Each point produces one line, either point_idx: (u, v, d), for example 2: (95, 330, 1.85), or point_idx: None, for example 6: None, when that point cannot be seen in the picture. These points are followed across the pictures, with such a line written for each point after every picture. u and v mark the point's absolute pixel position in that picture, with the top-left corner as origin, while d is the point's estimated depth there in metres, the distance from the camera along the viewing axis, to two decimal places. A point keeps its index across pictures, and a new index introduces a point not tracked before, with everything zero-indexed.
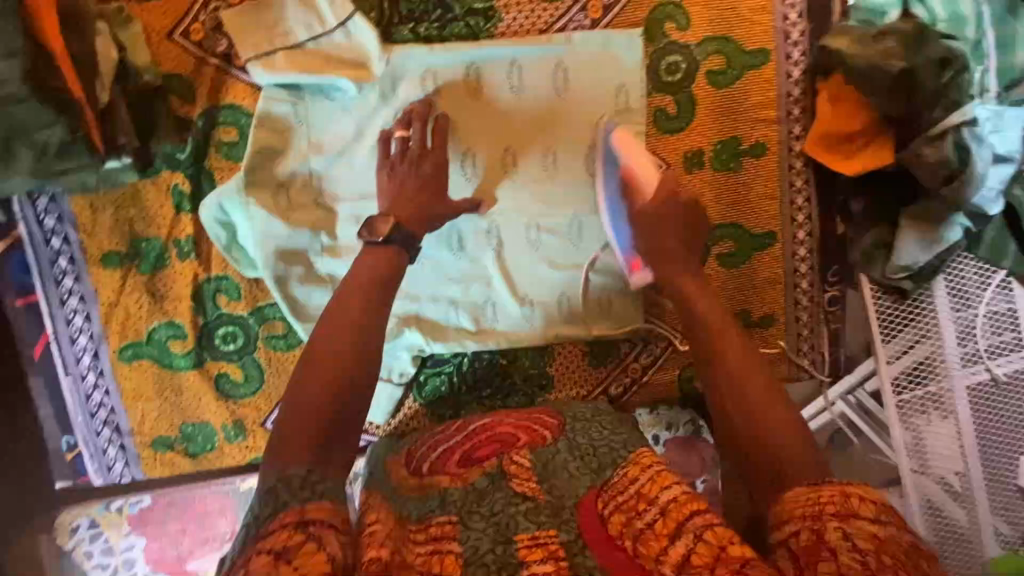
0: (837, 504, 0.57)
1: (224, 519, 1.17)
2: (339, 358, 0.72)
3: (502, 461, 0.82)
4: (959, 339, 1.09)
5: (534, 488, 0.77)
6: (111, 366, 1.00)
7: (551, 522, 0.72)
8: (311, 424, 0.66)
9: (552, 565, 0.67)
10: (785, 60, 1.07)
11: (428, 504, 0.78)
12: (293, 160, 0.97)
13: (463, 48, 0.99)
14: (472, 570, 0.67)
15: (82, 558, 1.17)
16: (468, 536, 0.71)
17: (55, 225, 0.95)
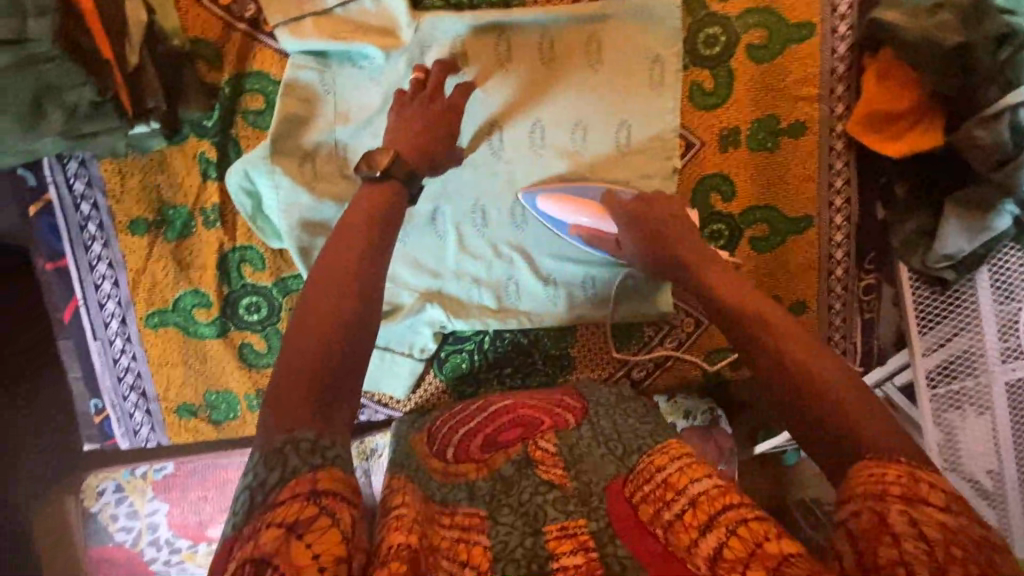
0: (903, 486, 0.55)
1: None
2: (332, 300, 0.67)
3: (527, 446, 0.82)
4: (1001, 333, 1.04)
5: (560, 475, 0.77)
6: (138, 332, 1.01)
7: (579, 511, 0.72)
8: (306, 381, 0.62)
9: (582, 557, 0.66)
10: (830, 35, 1.02)
11: (455, 493, 0.79)
12: (319, 129, 0.96)
13: (493, 15, 0.96)
14: (501, 565, 0.67)
15: (108, 521, 1.22)
16: (497, 530, 0.71)
17: (84, 190, 0.95)
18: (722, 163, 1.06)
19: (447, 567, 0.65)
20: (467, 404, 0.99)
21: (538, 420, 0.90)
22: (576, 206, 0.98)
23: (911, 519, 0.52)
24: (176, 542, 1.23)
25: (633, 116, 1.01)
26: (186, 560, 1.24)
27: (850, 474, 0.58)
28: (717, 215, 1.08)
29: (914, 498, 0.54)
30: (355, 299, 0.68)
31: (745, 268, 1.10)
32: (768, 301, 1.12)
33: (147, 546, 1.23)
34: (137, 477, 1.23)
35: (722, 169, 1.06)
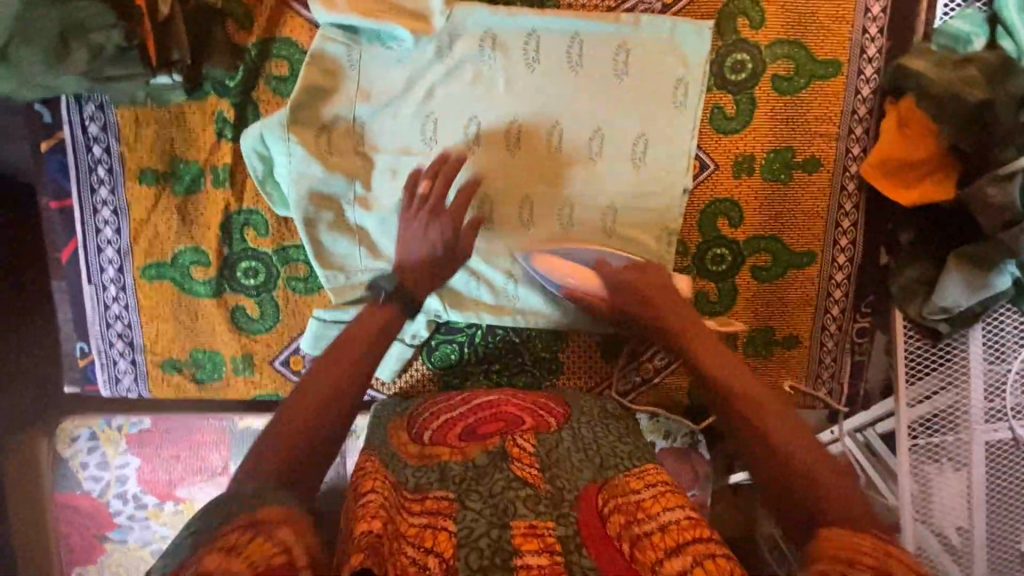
0: (874, 556, 0.54)
1: (218, 452, 1.20)
2: (337, 391, 0.76)
3: (504, 441, 0.83)
4: (987, 393, 1.05)
5: (535, 476, 0.78)
6: (133, 282, 1.01)
7: (549, 513, 0.72)
8: (287, 443, 0.69)
9: (545, 558, 0.67)
10: (856, 76, 1.02)
11: (426, 475, 0.80)
12: (339, 104, 0.96)
13: (527, 14, 0.96)
14: (464, 551, 0.67)
15: (78, 468, 1.21)
16: (464, 516, 0.72)
17: (98, 134, 0.95)
18: (733, 189, 1.06)
19: (412, 556, 0.67)
20: (451, 395, 1.00)
21: (520, 419, 0.90)
22: (564, 263, 1.01)
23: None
24: (143, 498, 1.23)
25: (651, 132, 1.02)
26: (150, 517, 1.24)
27: (892, 570, 0.53)
28: (722, 239, 1.08)
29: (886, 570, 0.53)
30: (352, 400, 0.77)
31: (743, 295, 1.11)
32: (762, 331, 1.13)
33: (114, 498, 1.24)
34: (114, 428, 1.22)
35: (732, 195, 1.06)
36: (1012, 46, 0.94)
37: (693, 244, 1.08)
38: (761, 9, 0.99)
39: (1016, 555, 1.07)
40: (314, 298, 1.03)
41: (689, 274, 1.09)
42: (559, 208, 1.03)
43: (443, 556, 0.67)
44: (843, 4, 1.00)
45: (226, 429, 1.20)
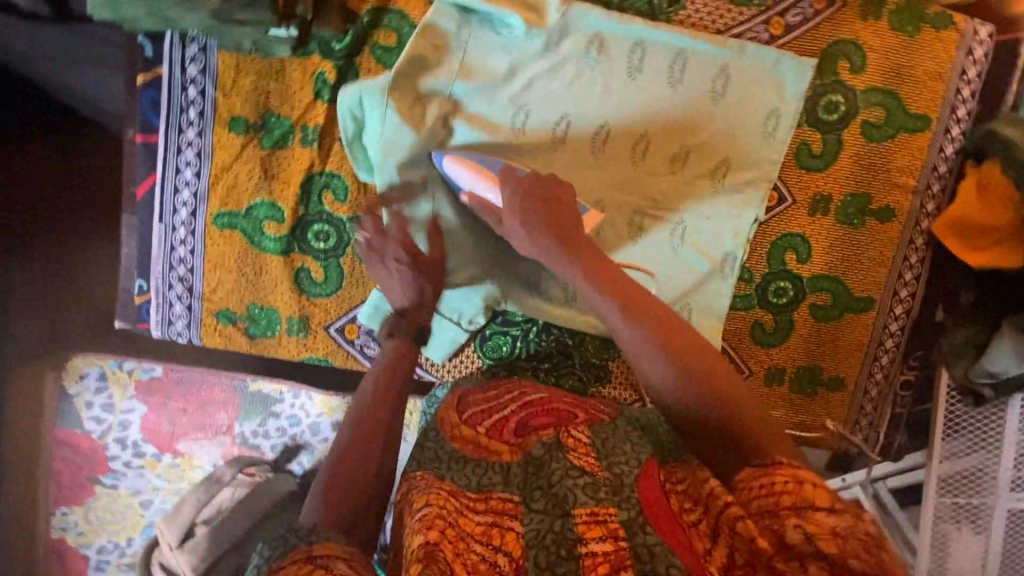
0: (794, 494, 0.64)
1: (224, 411, 1.37)
2: (373, 424, 0.78)
3: (559, 432, 0.81)
4: (1017, 462, 1.08)
5: (592, 463, 0.75)
6: (204, 228, 1.00)
7: (610, 500, 0.70)
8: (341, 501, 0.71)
9: (609, 544, 0.66)
10: (943, 134, 1.04)
11: (488, 474, 0.80)
12: (439, 78, 0.96)
13: (638, 23, 0.97)
14: (532, 552, 0.69)
15: (84, 406, 1.36)
16: (530, 518, 0.72)
17: (195, 75, 0.95)
18: (804, 225, 1.08)
19: (480, 553, 0.69)
20: (501, 389, 0.98)
21: (573, 415, 0.90)
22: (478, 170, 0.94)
23: (802, 533, 0.61)
24: (142, 447, 1.37)
25: (736, 158, 1.03)
26: (145, 466, 1.37)
27: (810, 499, 0.63)
28: (786, 273, 1.10)
29: (803, 507, 0.63)
30: (387, 430, 0.78)
31: (798, 331, 1.12)
32: (810, 369, 1.14)
33: (113, 442, 1.37)
34: (123, 371, 1.36)
35: (800, 229, 1.08)
36: None
37: (757, 273, 1.09)
38: (865, 54, 1.00)
39: None
40: None
41: (749, 301, 1.10)
42: (629, 218, 1.04)
43: (513, 557, 0.69)
44: (944, 62, 1.01)
45: (235, 390, 1.37)
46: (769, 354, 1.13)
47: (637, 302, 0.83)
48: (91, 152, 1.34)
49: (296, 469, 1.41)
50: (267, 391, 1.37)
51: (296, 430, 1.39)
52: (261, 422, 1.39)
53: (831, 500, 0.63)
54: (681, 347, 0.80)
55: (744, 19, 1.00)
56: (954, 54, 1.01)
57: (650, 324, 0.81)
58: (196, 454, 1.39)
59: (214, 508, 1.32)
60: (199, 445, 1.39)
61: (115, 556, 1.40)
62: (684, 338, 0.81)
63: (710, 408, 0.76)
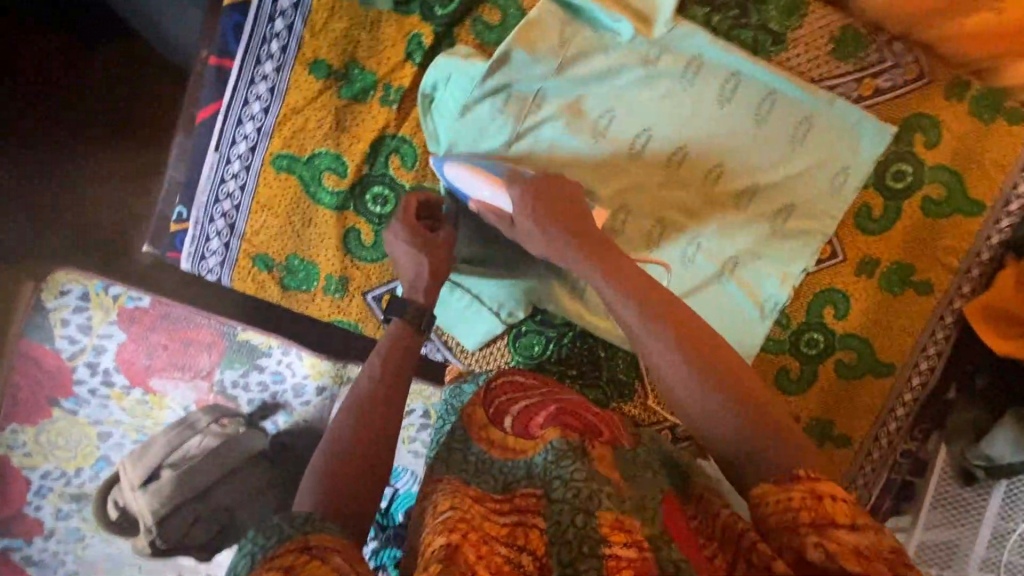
0: (812, 510, 0.57)
1: (207, 354, 1.30)
2: (381, 412, 0.75)
3: (583, 440, 0.74)
4: (990, 544, 1.08)
5: (617, 478, 0.69)
6: (260, 167, 0.95)
7: (635, 512, 0.65)
8: (348, 491, 0.67)
9: (635, 552, 0.60)
10: (993, 223, 1.08)
11: (513, 472, 0.75)
12: (537, 69, 0.93)
13: (739, 55, 0.97)
14: (555, 547, 0.62)
15: (59, 323, 1.26)
16: (552, 508, 0.66)
17: (286, 8, 0.90)
18: (849, 283, 1.10)
19: (505, 554, 0.63)
20: (530, 374, 0.90)
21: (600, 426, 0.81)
22: (476, 171, 0.89)
23: (824, 552, 0.54)
24: (112, 376, 1.29)
25: (799, 204, 1.03)
26: (113, 397, 1.29)
27: (831, 517, 0.56)
28: (821, 325, 1.12)
29: (823, 525, 0.56)
30: (384, 414, 0.75)
31: (819, 384, 1.14)
32: (821, 422, 1.17)
33: (82, 366, 1.28)
34: (108, 295, 1.27)
35: (845, 287, 1.10)
36: None
37: (794, 320, 1.11)
38: (939, 132, 1.04)
39: None
40: None
41: (781, 346, 1.12)
42: (688, 241, 1.03)
43: (537, 557, 0.63)
44: (1009, 155, 1.05)
45: (223, 335, 1.31)
46: (789, 400, 1.15)
47: (675, 318, 0.73)
48: (117, 122, 1.29)
49: (268, 428, 1.31)
50: (257, 343, 1.31)
51: (278, 388, 1.32)
52: (244, 372, 1.31)
53: (849, 513, 0.56)
54: (732, 382, 0.69)
55: (837, 74, 1.01)
56: (1020, 149, 1.05)
57: (696, 356, 0.70)
58: (169, 394, 1.31)
59: (182, 454, 1.27)
60: (173, 385, 1.30)
61: (59, 484, 1.29)
62: (719, 357, 0.71)
63: (744, 441, 0.66)
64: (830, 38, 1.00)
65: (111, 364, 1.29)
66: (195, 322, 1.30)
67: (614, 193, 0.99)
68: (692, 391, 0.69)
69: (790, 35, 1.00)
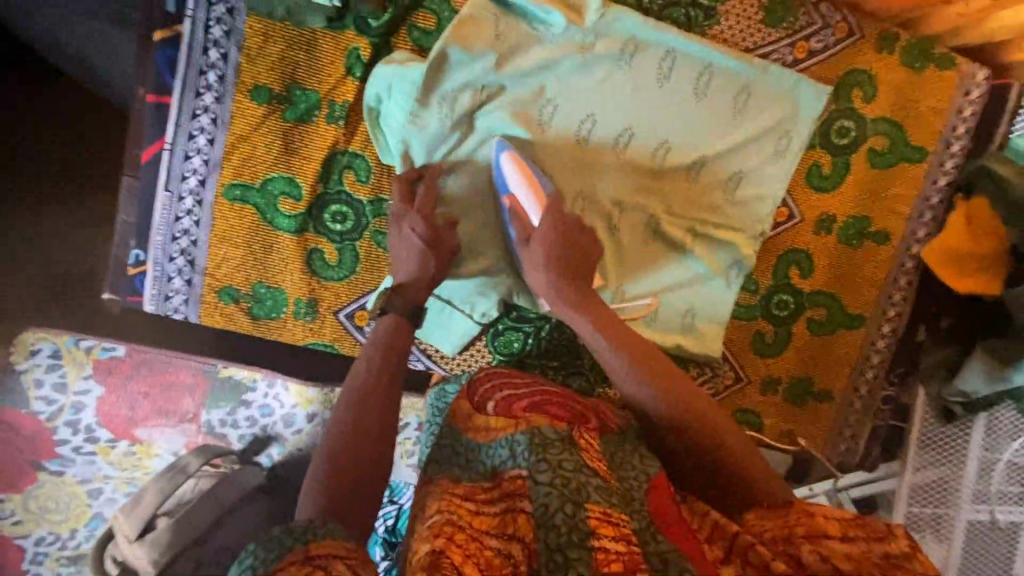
0: (807, 526, 0.63)
1: (190, 396, 1.28)
2: (377, 408, 0.72)
3: (571, 430, 0.75)
4: (978, 475, 1.13)
5: (604, 469, 0.70)
6: (213, 200, 0.94)
7: (621, 505, 0.65)
8: (344, 486, 0.65)
9: (624, 546, 0.60)
10: (937, 167, 1.12)
11: (498, 456, 0.75)
12: (475, 68, 0.94)
13: (672, 33, 0.99)
14: (541, 532, 0.62)
15: (31, 385, 1.24)
16: (538, 491, 0.64)
17: (218, 37, 0.90)
18: (809, 242, 1.13)
19: (495, 547, 0.65)
20: (520, 375, 0.94)
21: (585, 416, 0.81)
22: (530, 181, 0.91)
23: (818, 556, 0.59)
24: (96, 431, 1.26)
25: (748, 171, 1.06)
26: (97, 453, 1.27)
27: (822, 529, 0.62)
28: (789, 287, 1.14)
29: (816, 535, 0.62)
30: (386, 406, 0.74)
31: (795, 343, 1.17)
32: (801, 380, 1.19)
33: (62, 426, 1.25)
34: (81, 349, 1.24)
35: (806, 247, 1.13)
36: None
37: (762, 285, 1.13)
38: (875, 85, 1.07)
39: None
40: None
41: (753, 312, 1.14)
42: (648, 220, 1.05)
43: (526, 542, 0.64)
44: (944, 99, 1.09)
45: (204, 374, 1.28)
46: (767, 363, 1.17)
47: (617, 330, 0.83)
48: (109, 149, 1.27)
49: (263, 461, 1.33)
50: (239, 378, 1.28)
51: (267, 420, 1.31)
52: (231, 410, 1.30)
53: (842, 530, 0.63)
54: (679, 396, 0.77)
55: (770, 41, 1.04)
56: (953, 94, 1.09)
57: (661, 380, 0.78)
58: (156, 442, 1.30)
59: (177, 499, 1.23)
60: (160, 432, 1.29)
61: (55, 548, 1.27)
62: (660, 366, 0.79)
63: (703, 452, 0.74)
64: (761, 7, 1.03)
65: (92, 420, 1.27)
66: (173, 363, 1.27)
67: (571, 184, 1.01)
68: (642, 391, 0.78)
69: (720, 8, 1.02)
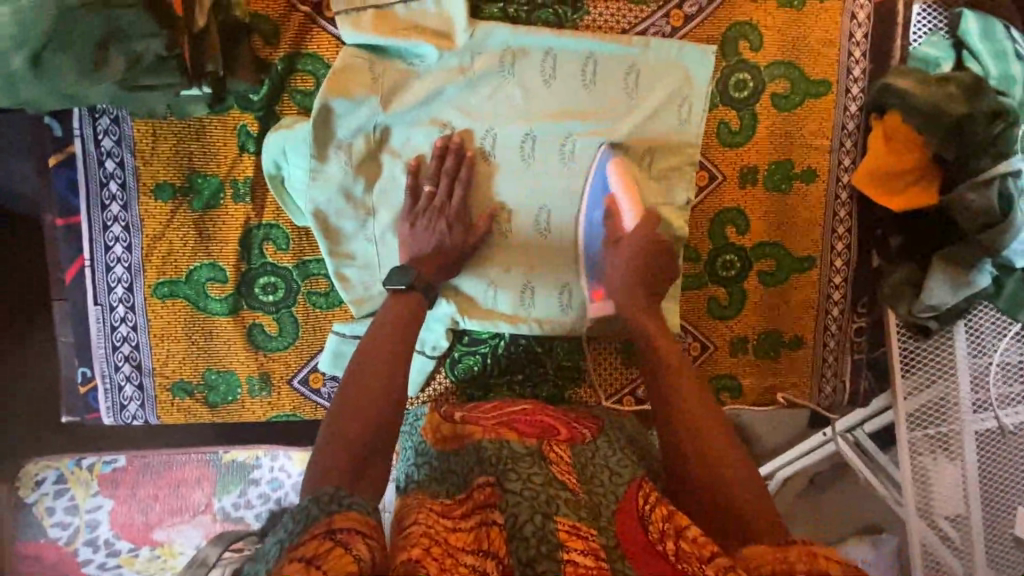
0: (808, 563, 0.63)
1: (200, 489, 1.28)
2: (370, 392, 0.82)
3: (543, 445, 0.81)
4: (973, 385, 1.13)
5: (573, 482, 0.75)
6: (144, 302, 0.96)
7: (590, 520, 0.69)
8: (343, 457, 0.75)
9: (591, 560, 0.64)
10: (844, 95, 1.12)
11: (470, 471, 0.80)
12: (362, 114, 0.95)
13: (546, 34, 1.00)
14: (514, 544, 0.65)
15: (44, 513, 1.25)
16: (509, 500, 0.69)
17: (111, 148, 0.93)
18: (739, 198, 1.13)
19: (470, 563, 0.66)
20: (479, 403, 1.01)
21: (556, 429, 0.90)
22: (627, 187, 1.00)
23: None
24: (116, 544, 1.27)
25: (659, 144, 1.05)
26: (123, 564, 1.28)
27: (825, 569, 0.62)
28: (730, 246, 1.14)
29: (816, 570, 0.62)
30: (381, 400, 0.82)
31: (751, 300, 1.16)
32: (769, 334, 1.18)
33: (83, 546, 1.27)
34: (83, 468, 1.26)
35: (738, 204, 1.13)
36: (978, 67, 1.05)
37: (703, 251, 1.13)
38: (760, 33, 1.08)
39: (1012, 537, 1.14)
40: (335, 312, 1.01)
41: (701, 279, 1.14)
42: (574, 215, 1.04)
43: (498, 557, 0.67)
44: (832, 29, 1.09)
45: (209, 464, 1.29)
46: (728, 325, 1.17)
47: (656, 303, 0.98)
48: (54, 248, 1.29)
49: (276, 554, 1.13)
50: (243, 459, 1.29)
51: (280, 493, 1.31)
52: (241, 492, 1.30)
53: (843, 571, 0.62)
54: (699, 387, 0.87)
55: (644, 17, 1.05)
56: (840, 21, 1.09)
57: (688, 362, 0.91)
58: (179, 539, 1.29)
59: None
60: (178, 530, 1.29)
61: None
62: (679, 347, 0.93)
63: (717, 449, 0.80)
64: None
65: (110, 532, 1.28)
66: (175, 463, 1.28)
67: (489, 201, 1.01)
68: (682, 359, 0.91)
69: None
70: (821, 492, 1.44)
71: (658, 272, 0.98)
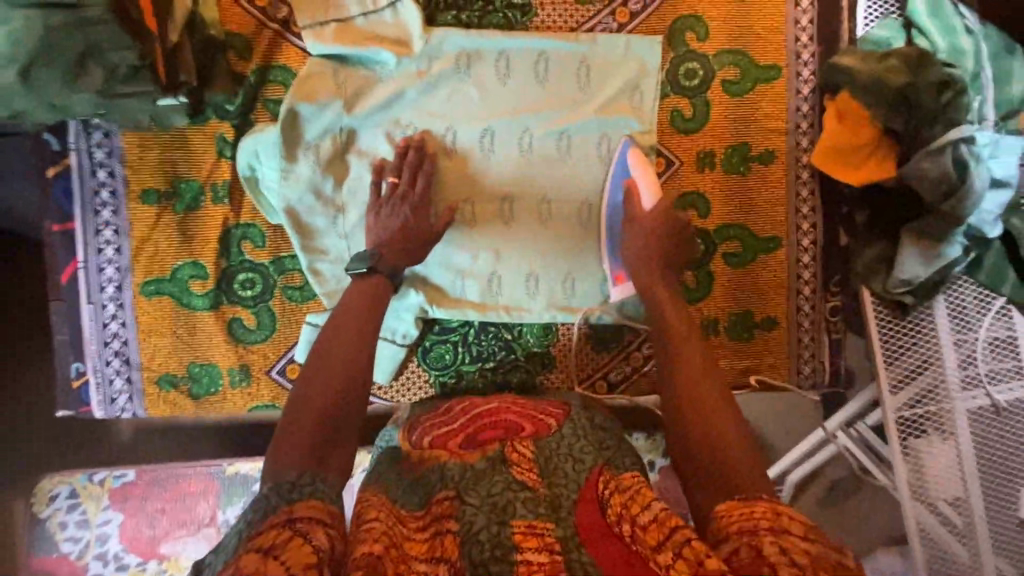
0: (771, 519, 0.63)
1: (204, 500, 1.32)
2: (333, 376, 0.84)
3: (504, 447, 0.79)
4: (960, 362, 1.10)
5: (534, 479, 0.74)
6: (133, 299, 1.04)
7: (549, 515, 0.69)
8: (305, 438, 0.77)
9: (545, 555, 0.65)
10: (795, 78, 1.15)
11: (432, 482, 0.77)
12: (327, 117, 1.03)
13: (498, 36, 1.07)
14: (467, 548, 0.67)
15: (57, 527, 1.30)
16: (465, 511, 0.70)
17: (104, 160, 1.02)
18: (699, 182, 1.15)
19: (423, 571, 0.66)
20: (449, 408, 0.97)
21: (521, 427, 0.87)
22: (644, 168, 1.04)
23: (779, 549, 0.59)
24: (124, 558, 1.30)
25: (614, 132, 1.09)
26: None
27: (787, 527, 0.62)
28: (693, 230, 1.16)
29: (780, 529, 0.62)
30: (343, 380, 0.84)
31: (719, 282, 1.18)
32: (741, 314, 1.19)
33: (93, 560, 1.30)
34: (94, 483, 1.31)
35: (699, 188, 1.16)
36: (927, 43, 1.08)
37: None
38: (705, 24, 1.13)
39: (1016, 520, 1.09)
40: (309, 305, 1.07)
41: None
42: (535, 204, 1.08)
43: (450, 560, 0.67)
44: (776, 17, 1.14)
45: (213, 477, 1.33)
46: (698, 308, 1.18)
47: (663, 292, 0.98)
48: None
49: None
50: (246, 471, 1.34)
51: None
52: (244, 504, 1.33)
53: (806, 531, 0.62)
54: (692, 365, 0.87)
55: (591, 16, 1.11)
56: (783, 9, 1.14)
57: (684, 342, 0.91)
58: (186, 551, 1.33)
59: None
60: (184, 543, 1.31)
61: None
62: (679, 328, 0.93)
63: (695, 429, 0.78)
64: None
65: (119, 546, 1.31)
66: (182, 475, 1.32)
67: (453, 194, 1.07)
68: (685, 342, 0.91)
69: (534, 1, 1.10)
70: (845, 497, 1.36)
71: (675, 245, 1.01)
